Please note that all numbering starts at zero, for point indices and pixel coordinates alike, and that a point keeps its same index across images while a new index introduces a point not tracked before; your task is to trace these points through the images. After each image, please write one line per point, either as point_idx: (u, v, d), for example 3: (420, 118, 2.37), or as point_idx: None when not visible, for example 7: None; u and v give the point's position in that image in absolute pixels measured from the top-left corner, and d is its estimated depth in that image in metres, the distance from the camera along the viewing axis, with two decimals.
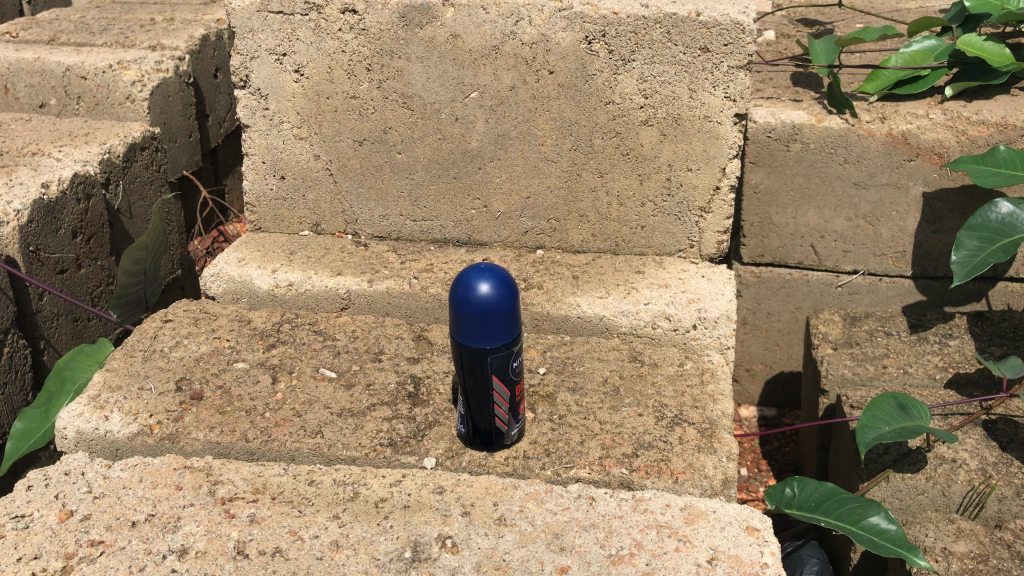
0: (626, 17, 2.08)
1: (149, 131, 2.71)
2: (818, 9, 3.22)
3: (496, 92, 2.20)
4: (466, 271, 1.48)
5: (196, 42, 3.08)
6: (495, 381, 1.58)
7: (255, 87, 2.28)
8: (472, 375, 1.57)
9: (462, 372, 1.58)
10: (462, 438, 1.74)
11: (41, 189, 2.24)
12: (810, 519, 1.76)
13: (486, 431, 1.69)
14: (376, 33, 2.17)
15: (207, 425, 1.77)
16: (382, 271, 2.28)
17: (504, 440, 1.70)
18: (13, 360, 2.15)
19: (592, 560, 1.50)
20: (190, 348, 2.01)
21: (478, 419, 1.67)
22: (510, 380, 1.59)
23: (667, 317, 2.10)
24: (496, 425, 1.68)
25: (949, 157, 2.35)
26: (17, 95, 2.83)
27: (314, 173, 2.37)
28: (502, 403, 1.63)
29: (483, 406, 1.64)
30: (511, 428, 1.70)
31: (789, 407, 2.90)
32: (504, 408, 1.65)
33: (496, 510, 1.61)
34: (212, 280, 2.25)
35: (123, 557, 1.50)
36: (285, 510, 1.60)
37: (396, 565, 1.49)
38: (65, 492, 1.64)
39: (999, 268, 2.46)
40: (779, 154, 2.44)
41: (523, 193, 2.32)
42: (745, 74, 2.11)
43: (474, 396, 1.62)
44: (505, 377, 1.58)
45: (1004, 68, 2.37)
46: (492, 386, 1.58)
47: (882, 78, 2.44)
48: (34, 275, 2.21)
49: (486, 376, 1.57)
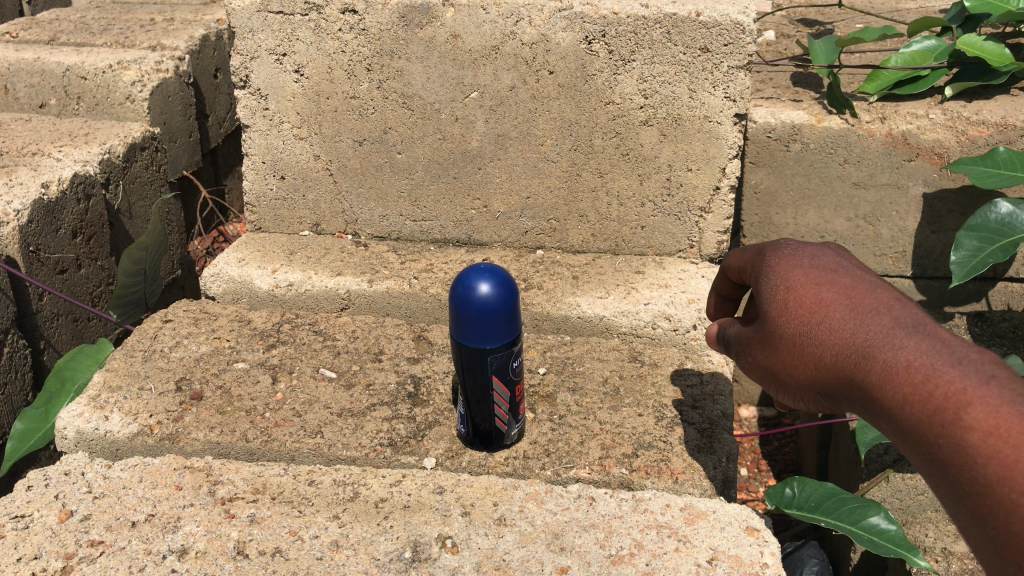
0: (626, 17, 2.08)
1: (149, 131, 2.71)
2: (818, 10, 3.23)
3: (496, 92, 2.20)
4: (466, 271, 1.47)
5: (196, 43, 3.08)
6: (496, 381, 1.58)
7: (255, 87, 2.28)
8: (471, 375, 1.57)
9: (461, 372, 1.58)
10: (461, 438, 1.75)
11: (41, 189, 2.24)
12: (810, 519, 1.76)
13: (486, 431, 1.69)
14: (377, 33, 2.17)
15: (207, 425, 1.78)
16: (382, 271, 2.28)
17: (505, 440, 1.71)
18: (13, 360, 2.15)
19: (592, 559, 1.49)
20: (191, 348, 2.01)
21: (478, 419, 1.67)
22: (510, 380, 1.59)
23: (668, 317, 2.11)
24: (496, 425, 1.68)
25: (949, 157, 2.35)
26: (17, 95, 2.83)
27: (314, 173, 2.37)
28: (501, 403, 1.63)
29: (483, 406, 1.64)
30: (512, 427, 1.70)
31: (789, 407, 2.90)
32: (504, 408, 1.65)
33: (496, 510, 1.60)
34: (212, 280, 2.25)
35: (122, 557, 1.49)
36: (285, 510, 1.60)
37: (396, 565, 1.48)
38: (65, 492, 1.64)
39: (999, 268, 2.47)
40: (779, 154, 2.44)
41: (523, 193, 2.32)
42: (745, 74, 2.11)
43: (473, 396, 1.62)
44: (505, 377, 1.58)
45: (1004, 68, 2.36)
46: (493, 386, 1.59)
47: (882, 78, 2.44)
48: (34, 276, 2.21)
49: (486, 376, 1.57)
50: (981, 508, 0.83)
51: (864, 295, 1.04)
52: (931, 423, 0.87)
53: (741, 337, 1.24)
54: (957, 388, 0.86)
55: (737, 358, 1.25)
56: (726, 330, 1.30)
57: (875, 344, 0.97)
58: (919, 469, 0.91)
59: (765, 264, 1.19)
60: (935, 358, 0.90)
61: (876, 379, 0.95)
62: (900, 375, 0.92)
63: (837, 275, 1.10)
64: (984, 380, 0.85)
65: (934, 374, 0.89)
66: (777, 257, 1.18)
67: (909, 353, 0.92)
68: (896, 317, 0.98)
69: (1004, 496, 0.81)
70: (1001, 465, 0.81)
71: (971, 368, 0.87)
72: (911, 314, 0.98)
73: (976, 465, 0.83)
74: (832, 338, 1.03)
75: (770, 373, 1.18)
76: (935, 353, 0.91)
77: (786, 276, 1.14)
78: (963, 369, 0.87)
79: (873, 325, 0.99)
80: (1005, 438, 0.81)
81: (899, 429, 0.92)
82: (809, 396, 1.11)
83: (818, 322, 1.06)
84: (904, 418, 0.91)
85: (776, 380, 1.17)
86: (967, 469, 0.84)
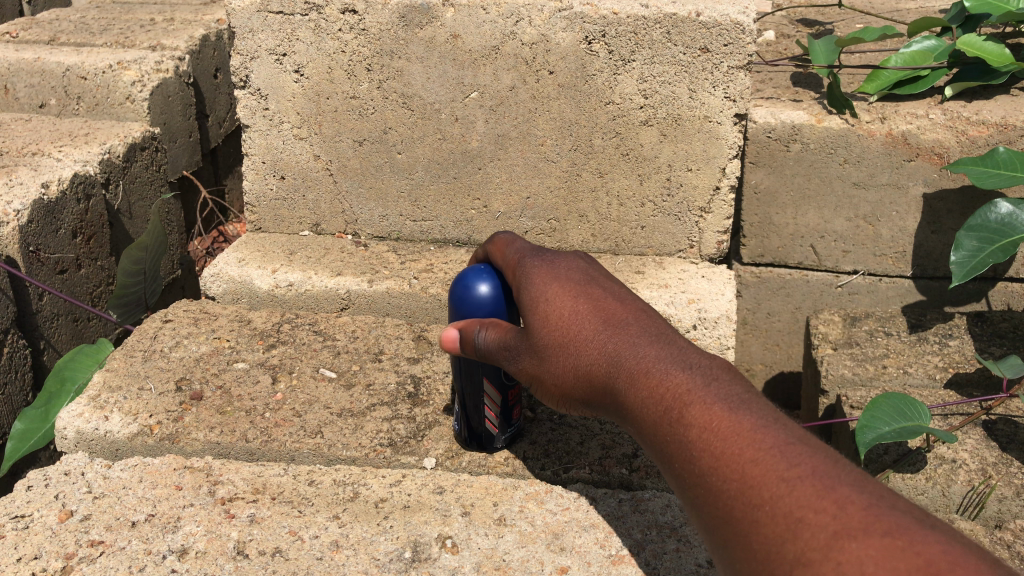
0: (626, 17, 2.08)
1: (149, 131, 2.71)
2: (818, 10, 3.23)
3: (496, 92, 2.20)
4: (465, 273, 1.49)
5: (196, 43, 3.08)
6: (487, 381, 1.60)
7: (255, 87, 2.28)
8: (464, 373, 1.60)
9: (457, 369, 1.61)
10: (455, 435, 1.76)
11: (41, 189, 2.23)
12: None
13: (477, 432, 1.70)
14: (377, 33, 2.17)
15: (207, 425, 1.78)
16: (382, 271, 2.28)
17: (493, 443, 1.71)
18: (13, 360, 2.15)
19: (592, 560, 1.49)
20: (191, 348, 2.01)
21: (469, 420, 1.68)
22: (501, 384, 1.60)
23: (668, 317, 2.12)
24: (486, 427, 1.68)
25: (949, 157, 2.35)
26: (17, 96, 2.83)
27: (314, 173, 2.37)
28: (491, 405, 1.64)
29: (475, 407, 1.65)
30: (501, 432, 1.70)
31: (789, 407, 2.91)
32: (495, 411, 1.66)
33: (496, 510, 1.60)
34: (212, 280, 2.25)
35: (123, 557, 1.49)
36: (285, 510, 1.59)
37: (396, 565, 1.48)
38: (65, 492, 1.64)
39: (999, 268, 2.47)
40: (779, 154, 2.43)
41: (523, 193, 2.32)
42: (745, 74, 2.11)
43: (466, 394, 1.64)
44: (497, 381, 1.60)
45: (1004, 68, 2.36)
46: (484, 387, 1.60)
47: (882, 78, 2.44)
48: (34, 276, 2.21)
49: (479, 375, 1.59)
50: (698, 498, 0.95)
51: (611, 304, 1.22)
52: (659, 420, 1.02)
53: (508, 348, 1.34)
54: (681, 389, 1.01)
55: (509, 367, 1.36)
56: (476, 333, 1.40)
57: (619, 347, 1.13)
58: (656, 465, 1.04)
59: (527, 277, 1.35)
60: (665, 362, 1.06)
61: (619, 380, 1.11)
62: (636, 377, 1.08)
63: (588, 287, 1.27)
64: (699, 381, 1.01)
65: (666, 377, 1.04)
66: (539, 267, 1.36)
67: (643, 358, 1.09)
68: (637, 325, 1.16)
69: (709, 485, 0.93)
70: (707, 457, 0.93)
71: (696, 371, 1.03)
72: (651, 323, 1.16)
73: (690, 459, 0.96)
74: (585, 345, 1.19)
75: (538, 382, 1.30)
76: (666, 357, 1.07)
77: (545, 285, 1.31)
78: (686, 371, 1.03)
79: (616, 331, 1.16)
80: (713, 431, 0.94)
81: (638, 427, 1.07)
82: (570, 401, 1.27)
83: (573, 333, 1.21)
84: (640, 415, 1.06)
85: (540, 386, 1.30)
86: (683, 462, 0.97)
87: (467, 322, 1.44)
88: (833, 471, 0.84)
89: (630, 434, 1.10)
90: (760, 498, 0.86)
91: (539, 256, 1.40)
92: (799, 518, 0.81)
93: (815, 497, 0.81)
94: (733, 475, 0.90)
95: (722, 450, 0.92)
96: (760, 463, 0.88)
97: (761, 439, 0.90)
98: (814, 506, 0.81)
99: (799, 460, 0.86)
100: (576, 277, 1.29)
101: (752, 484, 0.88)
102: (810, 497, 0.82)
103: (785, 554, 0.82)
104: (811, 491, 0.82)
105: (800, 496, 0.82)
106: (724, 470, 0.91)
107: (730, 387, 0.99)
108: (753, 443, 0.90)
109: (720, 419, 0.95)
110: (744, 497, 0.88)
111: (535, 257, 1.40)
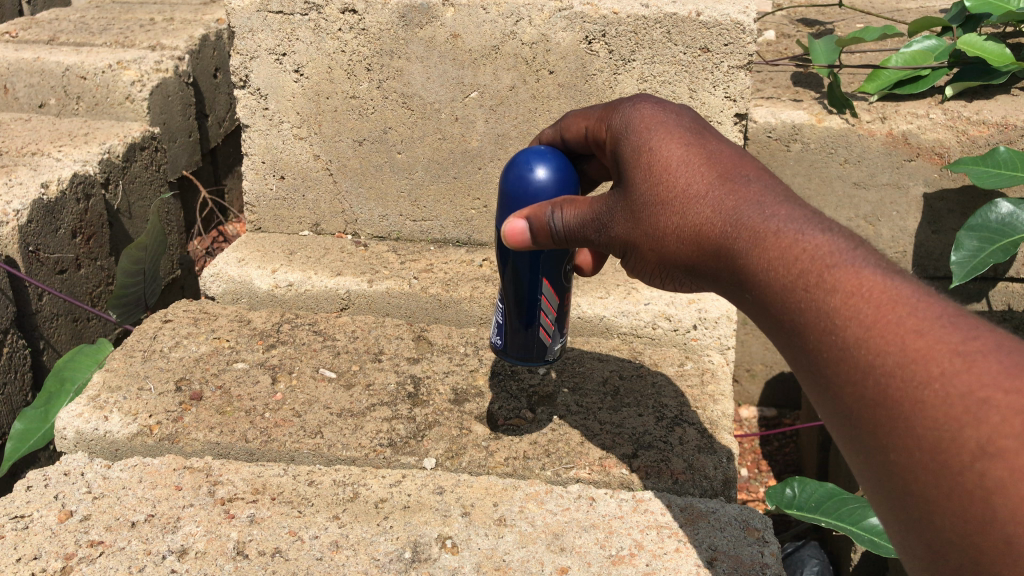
0: (626, 17, 2.08)
1: (149, 131, 2.71)
2: (818, 9, 3.23)
3: (496, 92, 2.20)
4: (522, 157, 1.37)
5: (196, 42, 3.08)
6: (546, 283, 1.50)
7: (255, 87, 2.28)
8: (522, 271, 1.48)
9: (512, 268, 1.49)
10: (497, 352, 1.62)
11: (40, 189, 2.23)
12: (810, 518, 1.77)
13: (528, 343, 1.56)
14: (376, 33, 2.17)
15: (207, 425, 1.77)
16: (382, 271, 2.28)
17: (545, 356, 1.58)
18: (13, 360, 2.15)
19: (592, 560, 1.49)
20: (190, 348, 2.01)
21: (521, 330, 1.55)
22: (560, 285, 1.51)
23: (668, 317, 2.13)
24: (540, 337, 1.56)
25: (949, 157, 2.35)
26: (17, 95, 2.82)
27: (314, 172, 2.36)
28: (547, 311, 1.53)
29: (529, 315, 1.53)
30: (553, 342, 1.58)
31: (789, 407, 2.90)
32: (550, 318, 1.55)
33: (496, 510, 1.60)
34: (212, 280, 2.25)
35: (123, 557, 1.48)
36: (285, 510, 1.59)
37: (396, 566, 1.48)
38: (65, 492, 1.64)
39: (999, 268, 2.48)
40: (779, 154, 2.43)
41: None
42: (745, 74, 2.11)
43: (521, 299, 1.51)
44: (556, 282, 1.51)
45: (1004, 68, 2.36)
46: (542, 288, 1.50)
47: (883, 78, 2.43)
48: (34, 275, 2.21)
49: (538, 276, 1.48)
50: (833, 368, 0.85)
51: (722, 167, 1.12)
52: (794, 285, 0.92)
53: (596, 219, 1.24)
54: (818, 250, 0.91)
55: (600, 241, 1.26)
56: (551, 214, 1.28)
57: (741, 210, 1.03)
58: (776, 332, 0.96)
59: (627, 129, 1.25)
60: (800, 224, 0.96)
61: (742, 247, 1.01)
62: (763, 240, 0.97)
63: (691, 146, 1.16)
64: (845, 245, 0.91)
65: (800, 238, 0.94)
66: (640, 119, 1.25)
67: (772, 219, 0.98)
68: (757, 188, 1.05)
69: (856, 358, 0.83)
70: (856, 325, 0.83)
71: (835, 234, 0.93)
72: (774, 184, 1.06)
73: (833, 328, 0.86)
74: (696, 209, 1.09)
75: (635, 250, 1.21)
76: (798, 219, 0.97)
77: (647, 143, 1.20)
78: (828, 235, 0.93)
79: (735, 194, 1.06)
80: (864, 297, 0.84)
81: (763, 295, 0.97)
82: (669, 271, 1.19)
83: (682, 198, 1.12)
84: (767, 282, 0.96)
85: (637, 256, 1.22)
86: (823, 331, 0.87)
87: (535, 208, 1.31)
88: (1018, 349, 0.74)
89: (750, 304, 1.01)
90: (925, 374, 0.76)
91: (631, 108, 1.28)
92: (980, 399, 0.72)
93: (1003, 374, 0.72)
94: (891, 347, 0.80)
95: (876, 318, 0.82)
96: (924, 336, 0.78)
97: (927, 309, 0.80)
98: (1002, 386, 0.71)
99: (976, 333, 0.76)
100: (684, 132, 1.19)
101: (915, 358, 0.77)
102: (998, 375, 0.72)
103: (959, 440, 0.72)
104: (997, 367, 0.73)
105: (982, 373, 0.73)
106: (878, 341, 0.81)
107: (875, 252, 0.90)
108: (917, 314, 0.80)
109: (875, 284, 0.84)
110: (903, 372, 0.78)
111: (626, 111, 1.28)
